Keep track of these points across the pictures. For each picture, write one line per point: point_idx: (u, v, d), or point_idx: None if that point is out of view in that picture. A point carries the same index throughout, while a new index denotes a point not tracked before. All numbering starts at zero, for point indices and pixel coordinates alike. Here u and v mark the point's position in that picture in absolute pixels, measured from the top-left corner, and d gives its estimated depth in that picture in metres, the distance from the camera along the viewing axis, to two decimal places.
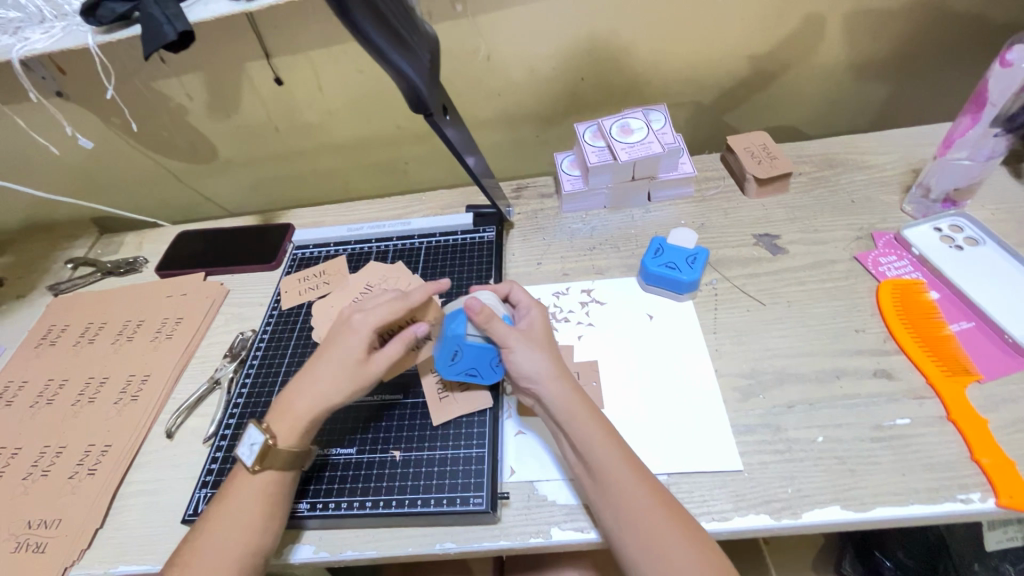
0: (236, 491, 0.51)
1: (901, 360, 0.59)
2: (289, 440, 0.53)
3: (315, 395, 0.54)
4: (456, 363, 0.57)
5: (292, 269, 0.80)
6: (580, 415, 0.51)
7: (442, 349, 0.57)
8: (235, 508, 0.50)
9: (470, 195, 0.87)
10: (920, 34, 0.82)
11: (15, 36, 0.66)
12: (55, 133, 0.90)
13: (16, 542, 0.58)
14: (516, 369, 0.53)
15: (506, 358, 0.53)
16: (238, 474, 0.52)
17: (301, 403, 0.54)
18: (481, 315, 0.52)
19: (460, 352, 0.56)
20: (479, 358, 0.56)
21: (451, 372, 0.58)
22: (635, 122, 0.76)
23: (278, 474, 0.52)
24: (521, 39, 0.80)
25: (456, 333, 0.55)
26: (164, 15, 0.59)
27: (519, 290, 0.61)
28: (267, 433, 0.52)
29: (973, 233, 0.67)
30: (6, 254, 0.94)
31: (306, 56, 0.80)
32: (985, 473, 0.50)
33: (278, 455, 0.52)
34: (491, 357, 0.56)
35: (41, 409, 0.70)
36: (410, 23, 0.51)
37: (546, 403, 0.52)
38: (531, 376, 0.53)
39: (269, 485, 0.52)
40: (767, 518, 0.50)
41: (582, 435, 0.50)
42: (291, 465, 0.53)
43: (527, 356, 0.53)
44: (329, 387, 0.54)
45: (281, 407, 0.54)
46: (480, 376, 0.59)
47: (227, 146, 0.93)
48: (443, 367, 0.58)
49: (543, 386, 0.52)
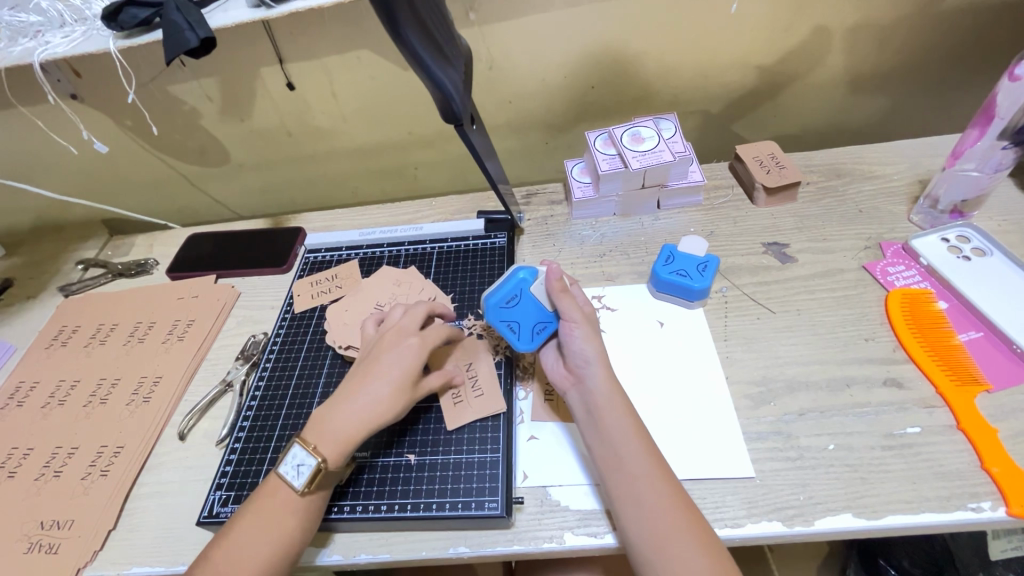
0: (273, 508, 0.51)
1: (910, 369, 0.59)
2: (339, 462, 0.52)
3: (362, 416, 0.54)
4: (506, 308, 0.61)
5: (303, 273, 0.81)
6: (620, 405, 0.53)
7: (500, 291, 0.62)
8: (271, 526, 0.50)
9: (480, 200, 0.88)
10: (927, 47, 0.83)
11: (35, 40, 0.67)
12: (68, 135, 0.90)
13: (29, 543, 0.58)
14: (574, 347, 0.56)
15: (569, 332, 0.57)
16: (279, 491, 0.52)
17: (349, 426, 0.53)
18: (558, 281, 0.58)
19: (518, 298, 0.61)
20: (529, 313, 0.61)
21: (494, 315, 0.61)
22: (646, 131, 0.76)
23: (321, 493, 0.53)
24: (533, 48, 0.80)
25: (524, 279, 0.62)
26: (186, 21, 0.60)
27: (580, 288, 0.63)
28: (319, 457, 0.52)
29: (980, 243, 0.68)
30: (17, 254, 0.95)
31: (320, 62, 0.80)
32: (995, 481, 0.50)
33: (325, 479, 0.52)
34: (540, 316, 0.60)
35: (53, 410, 0.70)
36: (446, 35, 0.52)
37: (590, 387, 0.55)
38: (587, 357, 0.56)
39: (311, 505, 0.52)
40: (780, 525, 0.50)
41: (619, 423, 0.52)
42: (331, 483, 0.54)
43: (586, 339, 0.56)
44: (378, 404, 0.54)
45: (330, 426, 0.53)
46: (517, 335, 0.60)
47: (239, 149, 0.94)
48: (492, 306, 0.61)
49: (593, 370, 0.55)
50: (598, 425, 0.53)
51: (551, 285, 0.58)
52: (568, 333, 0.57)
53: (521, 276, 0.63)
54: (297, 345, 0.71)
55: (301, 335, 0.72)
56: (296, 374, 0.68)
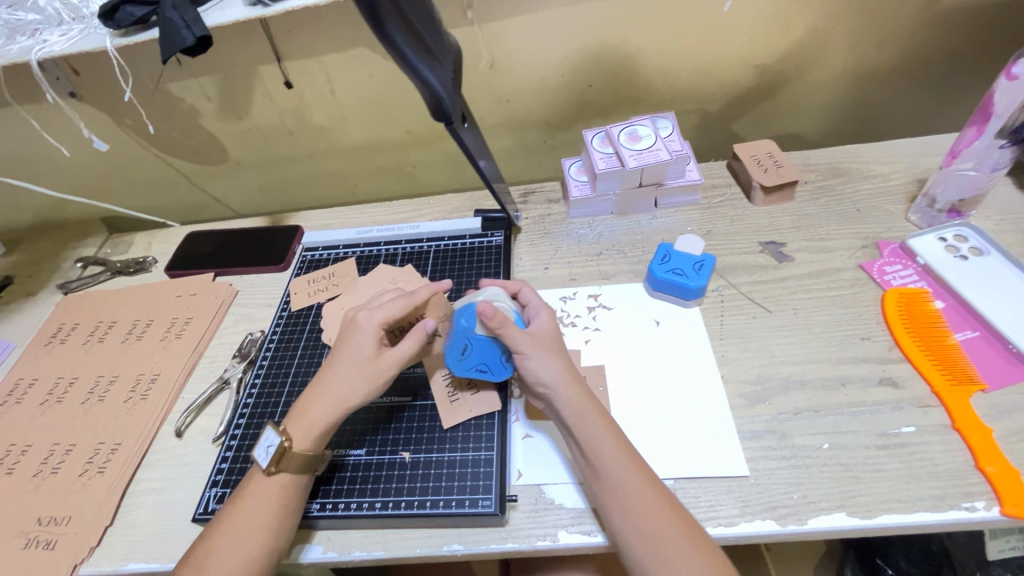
0: (253, 493, 0.51)
1: (906, 368, 0.59)
2: (304, 444, 0.53)
3: (337, 400, 0.54)
4: (465, 358, 0.58)
5: (301, 271, 0.81)
6: (593, 418, 0.53)
7: (451, 345, 0.59)
8: (251, 513, 0.50)
9: (478, 199, 0.88)
10: (925, 46, 0.83)
11: (33, 38, 0.68)
12: (68, 134, 0.91)
13: (26, 539, 0.58)
14: (530, 372, 0.54)
15: (522, 363, 0.55)
16: (253, 477, 0.53)
17: (318, 410, 0.54)
18: (494, 320, 0.54)
19: (469, 346, 0.58)
20: (488, 352, 0.58)
21: (460, 369, 0.59)
22: (643, 130, 0.76)
23: (292, 478, 0.53)
24: (531, 46, 0.80)
25: (465, 325, 0.58)
26: (182, 20, 0.60)
27: (528, 292, 0.62)
28: (282, 436, 0.53)
29: (978, 242, 0.68)
30: (17, 252, 0.95)
31: (319, 60, 0.80)
32: (989, 481, 0.50)
33: (291, 460, 0.53)
34: (499, 349, 0.58)
35: (51, 407, 0.71)
36: (435, 33, 0.52)
37: (558, 406, 0.54)
38: (547, 378, 0.54)
39: (286, 486, 0.52)
40: (773, 524, 0.50)
41: (592, 437, 0.52)
42: (306, 469, 0.53)
43: (540, 361, 0.54)
44: (350, 386, 0.54)
45: (302, 411, 0.55)
46: (490, 373, 0.58)
47: (237, 147, 0.94)
48: (452, 361, 0.59)
49: (556, 390, 0.54)
50: (575, 439, 0.53)
51: (491, 328, 0.54)
52: (523, 362, 0.55)
53: (461, 323, 0.58)
54: (294, 343, 0.72)
55: (298, 333, 0.73)
56: (293, 372, 0.68)
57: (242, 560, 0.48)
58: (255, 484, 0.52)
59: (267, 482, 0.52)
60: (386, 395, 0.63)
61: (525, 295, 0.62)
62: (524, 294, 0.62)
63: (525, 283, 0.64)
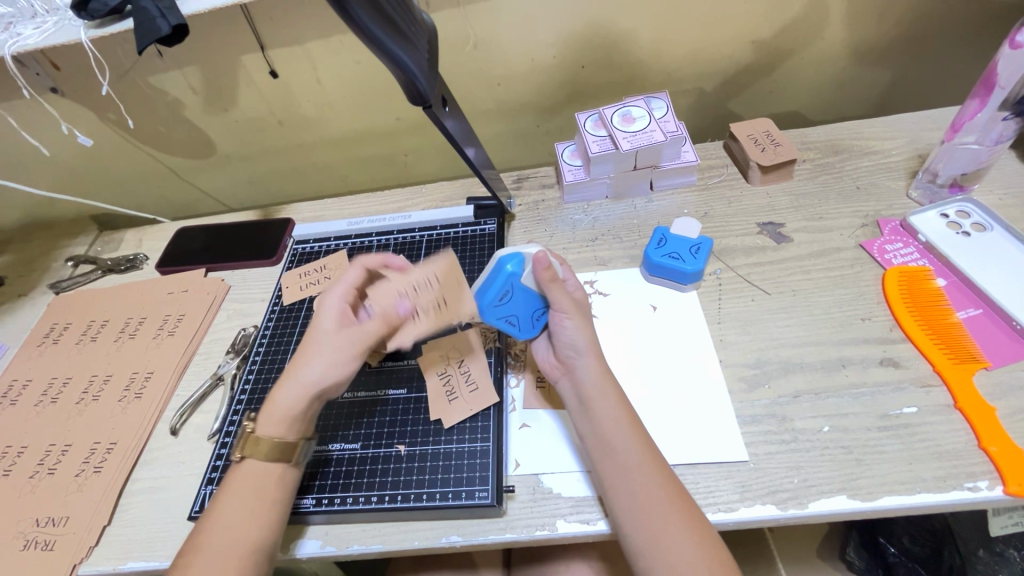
0: (234, 485, 0.51)
1: (908, 348, 0.58)
2: (273, 430, 0.52)
3: (302, 382, 0.53)
4: (499, 307, 0.54)
5: (293, 264, 0.80)
6: (613, 396, 0.52)
7: (488, 288, 0.54)
8: (233, 504, 0.50)
9: (470, 186, 0.87)
10: (927, 16, 0.81)
11: (7, 32, 0.66)
12: (52, 131, 0.89)
13: (24, 540, 0.58)
14: (564, 335, 0.54)
15: (560, 324, 0.54)
16: (233, 469, 0.53)
17: (286, 393, 0.53)
18: (548, 272, 0.52)
19: (510, 294, 0.54)
20: (524, 305, 0.55)
21: (490, 316, 0.55)
22: (637, 111, 0.74)
23: (265, 466, 0.52)
24: (520, 27, 0.78)
25: (512, 272, 0.53)
26: (156, 8, 0.59)
27: (569, 268, 0.57)
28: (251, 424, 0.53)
29: (980, 218, 0.66)
30: (7, 252, 0.95)
31: (303, 48, 0.79)
32: (992, 460, 0.50)
33: (259, 444, 0.52)
34: (534, 306, 0.55)
35: (46, 408, 0.70)
36: (409, 13, 0.50)
37: (580, 377, 0.53)
38: (577, 347, 0.54)
39: (266, 478, 0.52)
40: (773, 508, 0.50)
41: (611, 415, 0.51)
42: (279, 456, 0.52)
43: (577, 326, 0.53)
44: (313, 367, 0.53)
45: (271, 396, 0.54)
46: (517, 327, 0.56)
47: (225, 140, 0.92)
48: (484, 306, 0.54)
49: (584, 360, 0.53)
50: (591, 415, 0.52)
51: (541, 278, 0.52)
52: (558, 323, 0.54)
53: (508, 269, 0.53)
54: (286, 337, 0.71)
55: (290, 328, 0.72)
56: (286, 366, 0.68)
57: (228, 550, 0.48)
58: (234, 475, 0.52)
59: (244, 472, 0.52)
60: (380, 387, 0.63)
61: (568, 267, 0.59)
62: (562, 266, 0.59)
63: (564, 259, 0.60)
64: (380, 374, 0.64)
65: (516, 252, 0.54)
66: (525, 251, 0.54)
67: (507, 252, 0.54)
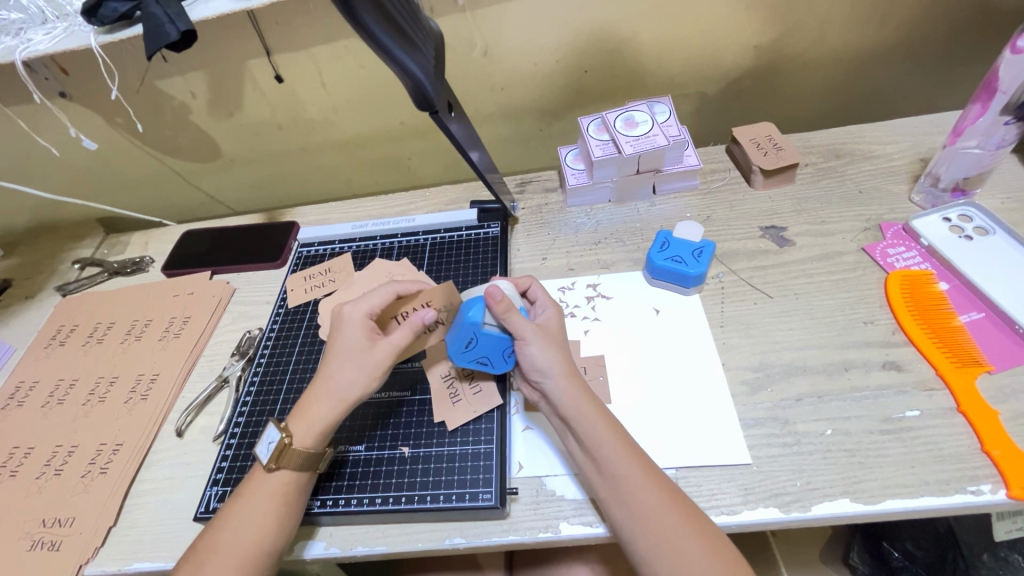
0: (255, 491, 0.51)
1: (910, 351, 0.58)
2: (307, 441, 0.53)
3: (338, 397, 0.54)
4: (469, 351, 0.56)
5: (297, 267, 0.80)
6: (588, 409, 0.52)
7: (454, 337, 0.55)
8: (252, 510, 0.50)
9: (474, 190, 0.87)
10: (928, 21, 0.81)
11: (18, 37, 0.67)
12: (60, 135, 0.90)
13: (31, 540, 0.59)
14: (528, 361, 0.54)
15: (523, 351, 0.54)
16: (254, 473, 0.53)
17: (321, 407, 0.54)
18: (502, 304, 0.52)
19: (475, 341, 0.55)
20: (492, 347, 0.55)
21: (462, 360, 0.56)
22: (640, 115, 0.75)
23: (294, 475, 0.53)
24: (524, 32, 0.79)
25: (474, 320, 0.54)
26: (165, 15, 0.60)
27: (537, 289, 0.60)
28: (284, 432, 0.53)
29: (983, 222, 0.66)
30: (15, 254, 0.95)
31: (308, 53, 0.79)
32: (995, 464, 0.50)
33: (293, 456, 0.53)
34: (504, 346, 0.55)
35: (52, 409, 0.71)
36: (415, 19, 0.51)
37: (553, 398, 0.53)
38: (543, 370, 0.53)
39: (285, 484, 0.52)
40: (776, 511, 0.50)
41: (590, 429, 0.51)
42: (308, 465, 0.53)
43: (540, 350, 0.53)
44: (348, 381, 0.54)
45: (306, 407, 0.55)
46: (491, 365, 0.57)
47: (230, 144, 0.93)
48: (455, 352, 0.56)
49: (553, 380, 0.53)
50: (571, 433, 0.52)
51: (496, 310, 0.53)
52: (521, 350, 0.54)
53: (470, 317, 0.54)
54: (292, 340, 0.71)
55: (295, 330, 0.72)
56: (291, 368, 0.68)
57: (244, 550, 0.48)
58: (258, 481, 0.52)
59: (270, 478, 0.52)
60: (385, 390, 0.63)
61: (535, 291, 0.60)
62: (533, 291, 0.60)
63: (534, 279, 0.62)
64: (384, 376, 0.64)
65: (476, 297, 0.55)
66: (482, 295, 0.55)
67: (470, 299, 0.55)
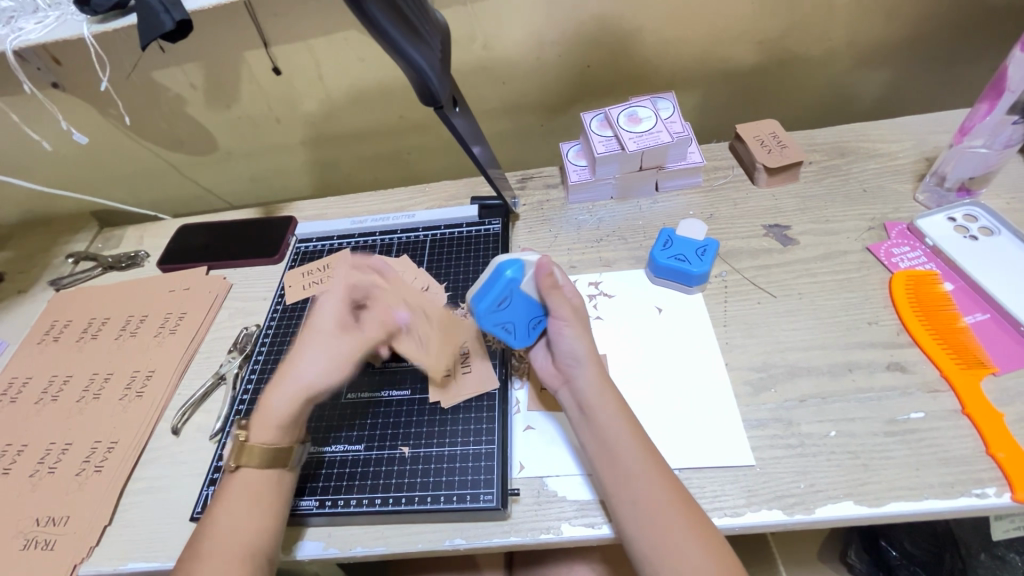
0: (228, 491, 0.51)
1: (914, 353, 0.58)
2: (267, 438, 0.53)
3: (300, 382, 0.54)
4: (498, 312, 0.53)
5: (295, 263, 0.79)
6: (612, 402, 0.52)
7: (486, 294, 0.53)
8: (229, 509, 0.50)
9: (474, 186, 0.86)
10: (934, 18, 0.80)
11: (8, 26, 0.66)
12: (52, 127, 0.89)
13: (24, 539, 0.58)
14: (563, 344, 0.54)
15: (560, 333, 0.54)
16: (228, 476, 0.53)
17: (282, 399, 0.54)
18: (549, 278, 0.52)
19: (509, 299, 0.53)
20: (523, 311, 0.54)
21: (488, 322, 0.54)
22: (643, 111, 0.74)
23: (264, 474, 0.52)
24: (526, 26, 0.78)
25: (512, 277, 0.53)
26: (160, 4, 0.58)
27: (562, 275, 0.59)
28: (241, 431, 0.53)
29: (988, 222, 0.66)
30: (8, 248, 0.94)
31: (306, 45, 0.78)
32: (1000, 467, 0.49)
33: (253, 453, 0.52)
34: (533, 313, 0.55)
35: (46, 406, 0.70)
36: (423, 10, 0.50)
37: (580, 385, 0.53)
38: (577, 356, 0.53)
39: (254, 482, 0.51)
40: (780, 514, 0.50)
41: (611, 422, 0.51)
42: (278, 461, 0.52)
43: (576, 336, 0.53)
44: (312, 366, 0.54)
45: (268, 399, 0.54)
46: (513, 335, 0.55)
47: (226, 136, 0.92)
48: (481, 312, 0.53)
49: (582, 367, 0.53)
50: (591, 422, 0.52)
51: (542, 284, 0.52)
52: (557, 331, 0.54)
53: (508, 273, 0.53)
54: (290, 337, 0.70)
55: (293, 327, 0.71)
56: None
57: (224, 551, 0.48)
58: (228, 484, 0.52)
59: (235, 478, 0.52)
60: (385, 389, 0.62)
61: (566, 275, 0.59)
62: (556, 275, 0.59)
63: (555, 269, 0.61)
64: (386, 374, 0.64)
65: (517, 258, 0.54)
66: (525, 258, 0.54)
67: (506, 258, 0.54)
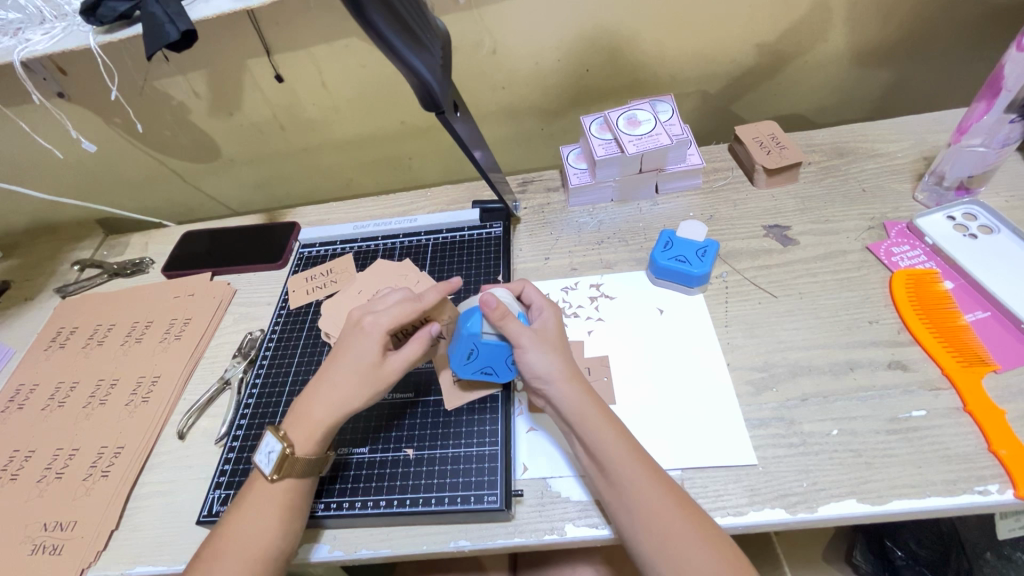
0: (257, 500, 0.51)
1: (916, 351, 0.58)
2: (307, 448, 0.52)
3: (339, 407, 0.53)
4: (471, 363, 0.56)
5: (298, 268, 0.80)
6: (593, 416, 0.51)
7: (457, 349, 0.55)
8: (255, 520, 0.50)
9: (476, 190, 0.87)
10: (931, 18, 0.81)
11: (15, 38, 0.67)
12: (58, 135, 0.89)
13: (33, 545, 0.58)
14: (529, 369, 0.53)
15: (521, 359, 0.53)
16: (256, 482, 0.52)
17: (321, 412, 0.53)
18: (497, 313, 0.52)
19: (476, 351, 0.55)
20: (494, 355, 0.55)
21: (465, 372, 0.57)
22: (642, 114, 0.74)
23: (297, 482, 0.52)
24: (526, 31, 0.78)
25: (472, 332, 0.54)
26: (165, 14, 0.59)
27: (532, 291, 0.60)
28: (283, 441, 0.52)
29: (987, 220, 0.66)
30: (13, 256, 0.95)
31: (310, 52, 0.79)
32: (1002, 463, 0.49)
33: (296, 463, 0.52)
34: (505, 355, 0.55)
35: (53, 411, 0.70)
36: (423, 17, 0.50)
37: (557, 405, 0.52)
38: (544, 376, 0.52)
39: (289, 492, 0.51)
40: (783, 512, 0.50)
41: (595, 437, 0.50)
42: (312, 471, 0.53)
43: (540, 357, 0.52)
44: (353, 397, 0.53)
45: (304, 413, 0.53)
46: (496, 374, 0.57)
47: (230, 144, 0.92)
48: (457, 365, 0.56)
49: (555, 387, 0.52)
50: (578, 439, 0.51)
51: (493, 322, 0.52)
52: (519, 359, 0.53)
53: (468, 327, 0.54)
54: (293, 341, 0.71)
55: (297, 332, 0.72)
56: (294, 369, 0.68)
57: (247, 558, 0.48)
58: (260, 489, 0.52)
59: (272, 487, 0.51)
60: (387, 391, 0.63)
61: (530, 294, 0.59)
62: (527, 293, 0.59)
63: (527, 282, 0.61)
64: None
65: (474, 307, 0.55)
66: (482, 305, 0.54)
67: (468, 310, 0.55)
